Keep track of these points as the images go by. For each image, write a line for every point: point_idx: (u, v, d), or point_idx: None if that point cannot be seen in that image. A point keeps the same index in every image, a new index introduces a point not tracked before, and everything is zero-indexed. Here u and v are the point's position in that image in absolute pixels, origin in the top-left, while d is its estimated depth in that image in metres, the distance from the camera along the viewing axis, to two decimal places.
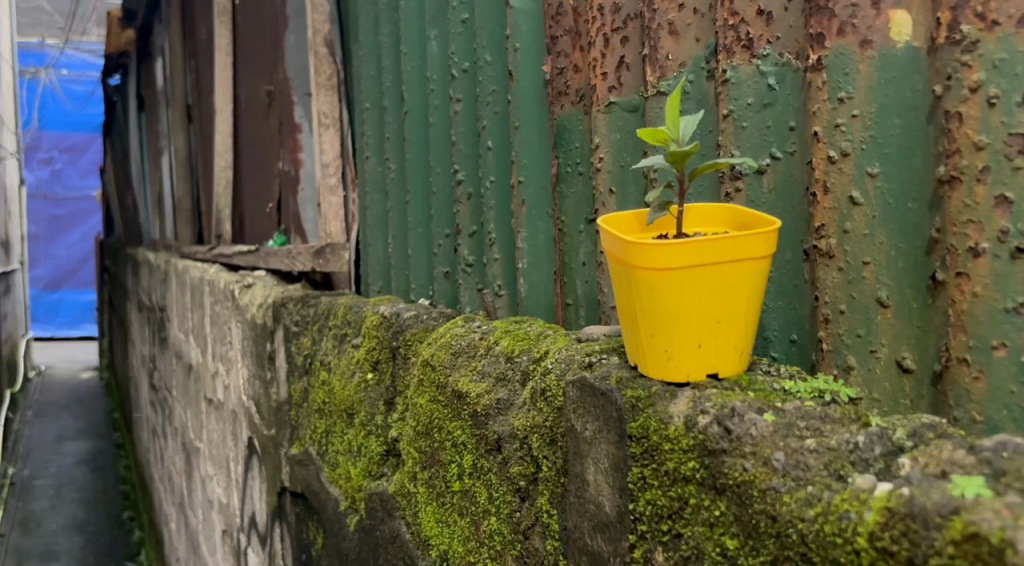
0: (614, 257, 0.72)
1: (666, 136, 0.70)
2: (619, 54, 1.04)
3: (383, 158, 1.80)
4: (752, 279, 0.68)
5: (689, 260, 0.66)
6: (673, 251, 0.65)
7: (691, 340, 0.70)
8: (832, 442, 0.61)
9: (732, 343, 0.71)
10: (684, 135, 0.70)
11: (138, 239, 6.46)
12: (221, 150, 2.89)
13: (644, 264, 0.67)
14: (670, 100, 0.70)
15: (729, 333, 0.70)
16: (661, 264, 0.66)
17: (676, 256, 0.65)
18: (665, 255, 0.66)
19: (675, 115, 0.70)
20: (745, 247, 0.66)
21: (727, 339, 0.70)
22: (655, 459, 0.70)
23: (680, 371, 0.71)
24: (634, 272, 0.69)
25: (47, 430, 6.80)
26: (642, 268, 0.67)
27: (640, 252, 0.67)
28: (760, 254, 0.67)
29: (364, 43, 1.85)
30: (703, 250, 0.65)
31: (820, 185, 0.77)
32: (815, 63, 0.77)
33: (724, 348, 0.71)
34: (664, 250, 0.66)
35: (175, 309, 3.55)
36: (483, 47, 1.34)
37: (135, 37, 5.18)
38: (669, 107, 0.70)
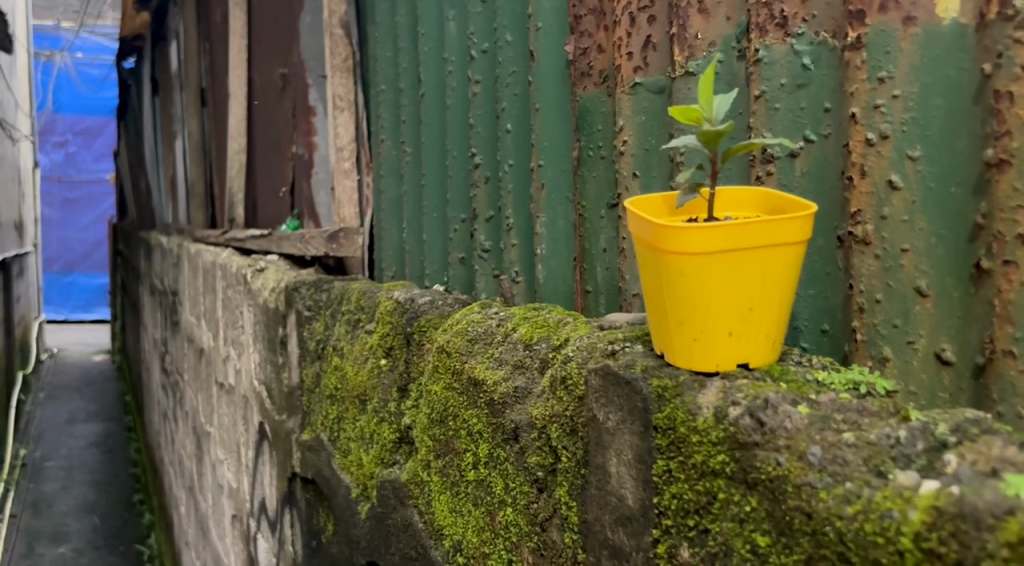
0: (642, 241, 0.69)
1: (698, 115, 0.67)
2: (646, 33, 1.00)
3: (399, 142, 1.77)
4: (786, 265, 0.66)
5: (721, 244, 0.63)
6: (704, 234, 0.63)
7: (721, 328, 0.67)
8: (872, 437, 0.58)
9: (765, 332, 0.68)
10: (719, 114, 0.67)
11: (149, 224, 6.47)
12: (235, 134, 2.88)
13: (674, 249, 0.65)
14: (704, 77, 0.66)
15: (760, 321, 0.67)
16: (691, 247, 0.64)
17: (709, 240, 0.63)
18: (695, 238, 0.63)
19: (709, 93, 0.67)
20: (780, 231, 0.64)
21: (758, 329, 0.68)
22: (682, 451, 0.67)
23: (711, 359, 0.68)
24: (663, 257, 0.66)
25: (59, 413, 6.83)
26: (673, 253, 0.65)
27: (670, 236, 0.64)
28: (796, 239, 0.65)
29: (381, 24, 1.82)
30: (736, 234, 0.63)
31: (857, 168, 0.73)
32: (854, 41, 0.73)
33: (755, 337, 0.68)
34: (697, 233, 0.63)
35: (187, 294, 3.55)
36: (503, 27, 1.31)
37: (151, 20, 5.18)
38: (703, 85, 0.67)
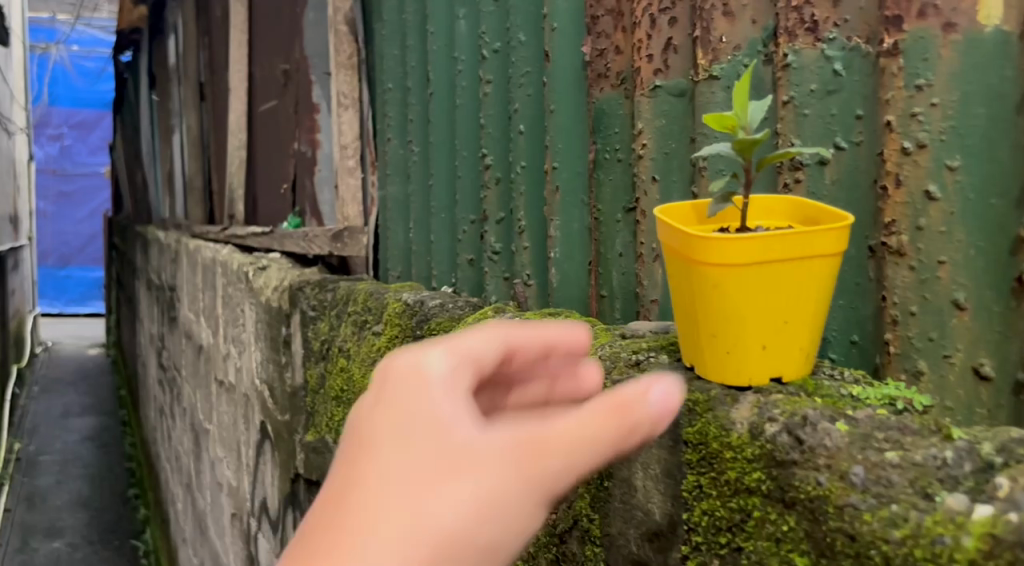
0: (673, 251, 0.68)
1: (732, 122, 0.66)
2: (667, 35, 0.98)
3: (406, 141, 1.75)
4: (822, 277, 0.64)
5: (756, 255, 0.61)
6: (739, 245, 0.61)
7: (754, 343, 0.65)
8: (918, 457, 0.56)
9: (799, 346, 0.66)
10: (753, 121, 0.66)
11: (146, 219, 6.44)
12: (235, 129, 2.85)
13: (707, 260, 0.63)
14: (739, 84, 0.65)
15: (795, 335, 0.65)
16: (725, 258, 0.62)
17: (744, 251, 0.61)
18: (730, 249, 0.61)
19: (744, 100, 0.65)
20: (818, 242, 0.62)
21: (793, 345, 0.66)
22: (714, 467, 0.66)
23: (744, 374, 0.67)
24: (695, 268, 0.64)
25: (53, 407, 6.79)
26: (706, 264, 0.63)
27: (703, 247, 0.63)
28: (831, 250, 0.63)
29: (388, 21, 1.80)
30: (772, 244, 0.61)
31: (893, 178, 0.71)
32: (890, 47, 0.71)
33: (789, 351, 0.66)
34: (731, 244, 0.61)
35: (186, 290, 3.52)
36: (516, 27, 1.29)
37: (148, 12, 5.14)
38: (737, 92, 0.66)
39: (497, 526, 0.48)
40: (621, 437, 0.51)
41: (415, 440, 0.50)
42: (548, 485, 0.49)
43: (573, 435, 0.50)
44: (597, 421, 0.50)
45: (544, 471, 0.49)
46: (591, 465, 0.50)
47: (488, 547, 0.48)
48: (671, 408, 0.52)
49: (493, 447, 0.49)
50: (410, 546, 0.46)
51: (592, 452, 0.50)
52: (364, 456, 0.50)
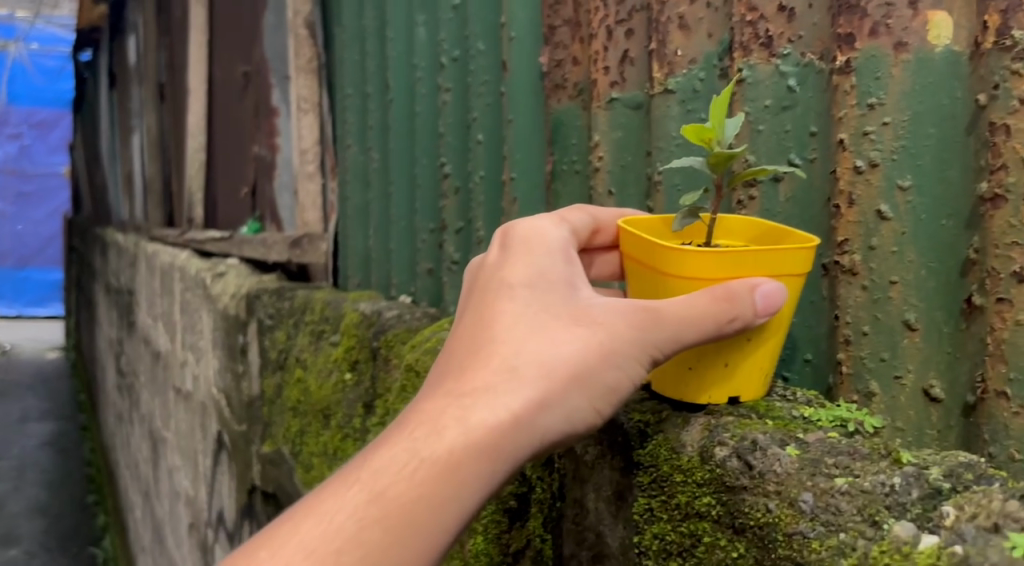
0: (644, 264, 0.71)
1: (710, 136, 0.66)
2: (623, 47, 0.97)
3: (365, 148, 1.73)
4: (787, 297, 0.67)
5: (725, 271, 0.65)
6: (712, 260, 0.65)
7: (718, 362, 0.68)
8: (866, 484, 0.55)
9: (758, 368, 0.68)
10: (728, 137, 0.67)
11: (105, 220, 6.34)
12: (194, 132, 2.81)
13: (673, 272, 0.67)
14: (718, 98, 0.66)
15: (758, 358, 0.68)
16: (697, 271, 0.66)
17: (716, 266, 0.65)
18: (702, 263, 0.65)
19: (722, 114, 0.66)
20: (785, 263, 0.65)
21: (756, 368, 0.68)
22: (665, 490, 0.65)
23: (704, 395, 0.68)
24: (667, 279, 0.68)
25: (10, 412, 6.67)
26: (678, 276, 0.67)
27: (677, 260, 0.67)
28: (796, 271, 0.66)
29: (347, 26, 1.77)
30: (743, 261, 0.65)
31: (845, 197, 0.71)
32: (843, 65, 0.71)
33: (750, 371, 0.68)
34: (705, 258, 0.65)
35: (144, 294, 3.46)
36: (475, 35, 1.27)
37: (108, 9, 5.07)
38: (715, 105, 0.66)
39: (610, 371, 0.65)
40: (724, 316, 0.64)
41: (550, 301, 0.69)
42: (652, 345, 0.65)
43: (680, 306, 0.64)
44: (704, 300, 0.64)
45: (654, 328, 0.64)
46: (697, 333, 0.64)
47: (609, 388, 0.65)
48: (773, 307, 0.64)
49: (614, 310, 0.66)
50: (548, 375, 0.64)
51: (697, 326, 0.64)
52: (512, 310, 0.68)
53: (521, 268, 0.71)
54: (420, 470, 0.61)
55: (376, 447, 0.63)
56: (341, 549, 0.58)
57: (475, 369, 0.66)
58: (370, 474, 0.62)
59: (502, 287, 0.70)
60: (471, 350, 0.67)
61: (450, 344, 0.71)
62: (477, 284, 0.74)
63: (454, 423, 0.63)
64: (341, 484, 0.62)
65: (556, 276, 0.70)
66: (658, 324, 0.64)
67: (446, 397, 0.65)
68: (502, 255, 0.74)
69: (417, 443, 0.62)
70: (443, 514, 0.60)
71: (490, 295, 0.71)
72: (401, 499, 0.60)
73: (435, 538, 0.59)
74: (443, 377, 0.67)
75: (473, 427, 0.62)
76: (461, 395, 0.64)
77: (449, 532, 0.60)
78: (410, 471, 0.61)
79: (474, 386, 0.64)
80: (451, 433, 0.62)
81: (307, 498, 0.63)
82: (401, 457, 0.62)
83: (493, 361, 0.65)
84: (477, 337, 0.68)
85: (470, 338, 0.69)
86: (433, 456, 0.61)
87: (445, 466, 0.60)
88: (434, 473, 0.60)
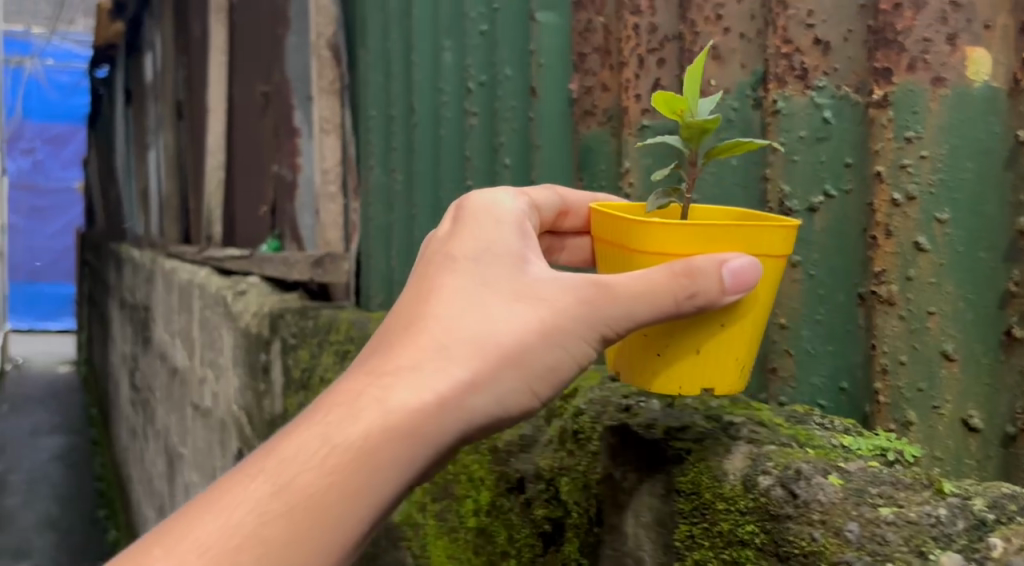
0: (613, 242, 0.73)
1: (681, 108, 0.67)
2: (654, 76, 0.99)
3: (388, 169, 1.75)
4: (767, 280, 0.68)
5: (692, 245, 0.66)
6: (678, 234, 0.66)
7: (689, 346, 0.69)
8: (911, 514, 0.56)
9: (734, 358, 0.70)
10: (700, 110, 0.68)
11: (118, 235, 6.38)
12: (214, 150, 2.85)
13: (642, 247, 0.68)
14: (690, 70, 0.67)
15: (732, 346, 0.69)
16: (663, 246, 0.67)
17: (682, 239, 0.66)
18: (669, 236, 0.66)
19: (694, 88, 0.67)
20: (762, 240, 0.66)
21: (726, 351, 0.70)
22: (707, 517, 0.66)
23: (674, 382, 0.70)
24: (634, 257, 0.69)
25: (22, 426, 6.69)
26: (644, 251, 0.68)
27: (642, 233, 0.67)
28: (774, 251, 0.67)
29: (372, 49, 1.80)
30: (711, 235, 0.66)
31: (883, 228, 0.72)
32: (881, 99, 0.72)
33: (725, 360, 0.70)
34: (670, 232, 0.66)
35: (161, 311, 3.49)
36: (503, 61, 1.29)
37: (125, 28, 5.14)
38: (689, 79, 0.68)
39: (546, 351, 0.66)
40: (683, 292, 0.64)
41: (492, 272, 0.70)
42: (590, 325, 0.66)
43: (635, 282, 0.65)
44: (662, 273, 0.64)
45: (607, 304, 0.65)
46: (647, 306, 0.65)
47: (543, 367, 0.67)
48: (741, 284, 0.64)
49: (553, 287, 0.67)
50: (479, 356, 0.66)
51: (649, 300, 0.64)
52: (449, 285, 0.70)
53: (465, 239, 0.72)
54: (333, 458, 0.62)
55: (293, 428, 0.65)
56: (246, 540, 0.59)
57: (402, 349, 0.67)
58: (283, 459, 0.63)
59: (443, 261, 0.71)
60: (402, 328, 0.69)
61: (387, 317, 0.72)
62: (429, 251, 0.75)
63: (372, 406, 0.64)
64: (254, 470, 0.63)
65: (498, 251, 0.71)
66: (613, 298, 0.65)
67: (371, 377, 0.66)
68: (455, 224, 0.75)
69: (332, 427, 0.64)
70: (356, 500, 0.62)
71: (433, 268, 0.72)
72: (309, 490, 0.61)
73: (345, 524, 0.62)
74: (373, 353, 0.69)
75: (391, 413, 0.64)
76: (385, 375, 0.66)
77: (362, 517, 0.62)
78: (323, 457, 0.62)
79: (400, 366, 0.66)
80: (368, 418, 0.63)
81: (214, 485, 0.64)
82: (315, 442, 0.63)
83: (420, 341, 0.67)
84: (411, 311, 0.69)
85: (405, 316, 0.70)
86: (346, 442, 0.63)
87: (359, 452, 0.62)
88: (346, 459, 0.62)
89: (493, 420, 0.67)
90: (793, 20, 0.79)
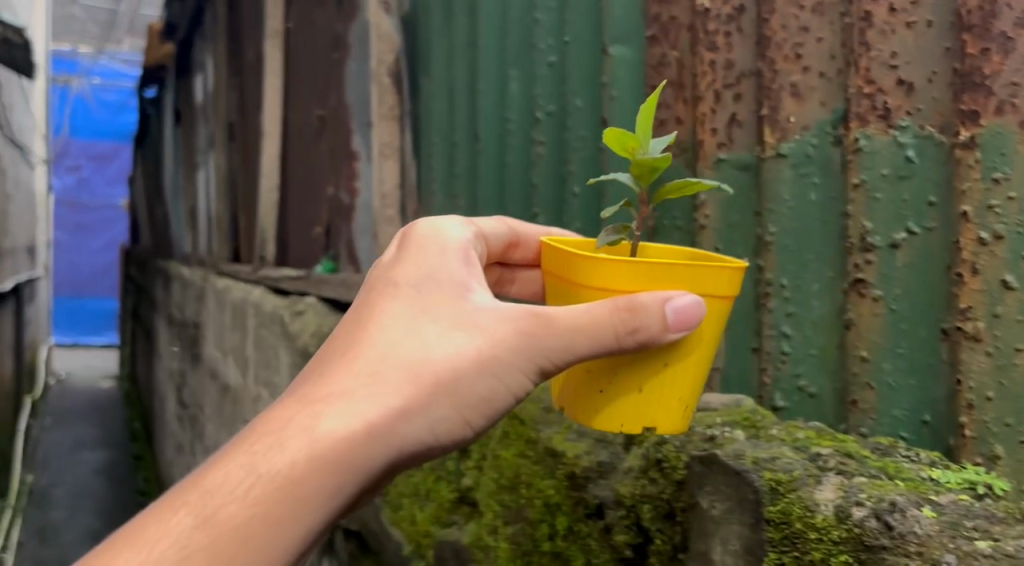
0: (562, 274, 0.76)
1: (635, 145, 0.71)
2: (731, 110, 1.01)
3: (450, 194, 1.79)
4: (712, 319, 0.72)
5: (634, 282, 0.70)
6: (621, 271, 0.70)
7: (632, 385, 0.74)
8: (1010, 547, 0.58)
9: (675, 399, 0.74)
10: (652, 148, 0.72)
11: (163, 252, 6.50)
12: (268, 172, 2.91)
13: (588, 282, 0.72)
14: (643, 111, 0.71)
15: (674, 386, 0.74)
16: (608, 281, 0.70)
17: (627, 276, 0.69)
18: (615, 274, 0.70)
19: (647, 128, 0.71)
20: (707, 281, 0.70)
21: (668, 388, 0.74)
22: (798, 546, 0.68)
23: (612, 417, 0.75)
24: (581, 291, 0.73)
25: (65, 440, 6.80)
26: (590, 285, 0.72)
27: (590, 269, 0.71)
28: (719, 292, 0.71)
29: (436, 77, 1.84)
30: (657, 275, 0.69)
31: (969, 266, 0.74)
32: (967, 140, 0.74)
33: (667, 401, 0.74)
34: (615, 269, 0.70)
35: (212, 329, 3.55)
36: (574, 93, 1.33)
37: (176, 49, 5.26)
38: (643, 118, 0.71)
39: (479, 379, 0.69)
40: (626, 327, 0.67)
41: (428, 300, 0.72)
42: (523, 354, 0.68)
43: (577, 315, 0.67)
44: (605, 308, 0.67)
45: (545, 333, 0.68)
46: (591, 339, 0.67)
47: (476, 393, 0.69)
48: (683, 321, 0.67)
49: (487, 319, 0.70)
50: (413, 383, 0.68)
51: (590, 333, 0.67)
52: (386, 314, 0.72)
53: (407, 267, 0.76)
54: (256, 490, 0.63)
55: (220, 459, 0.66)
56: None
57: (334, 377, 0.69)
58: (207, 492, 0.64)
59: (383, 290, 0.74)
60: (336, 358, 0.71)
61: (321, 350, 0.74)
62: (369, 284, 0.78)
63: (298, 435, 0.65)
64: (177, 503, 0.64)
65: (443, 277, 0.74)
66: (552, 330, 0.68)
67: (300, 405, 0.68)
68: (396, 259, 0.78)
69: (257, 458, 0.65)
70: (282, 531, 0.63)
71: (372, 301, 0.75)
72: (233, 522, 0.62)
73: (268, 556, 0.62)
74: (306, 383, 0.71)
75: (316, 442, 0.65)
76: (313, 403, 0.67)
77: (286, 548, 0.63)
78: (247, 487, 0.63)
79: (331, 392, 0.68)
80: (293, 447, 0.64)
81: (137, 518, 0.65)
82: (241, 472, 0.64)
83: (353, 370, 0.69)
84: (347, 338, 0.72)
85: (340, 346, 0.72)
86: (273, 470, 0.64)
87: (286, 479, 0.63)
88: (270, 490, 0.63)
89: (422, 446, 0.69)
90: (875, 61, 0.81)
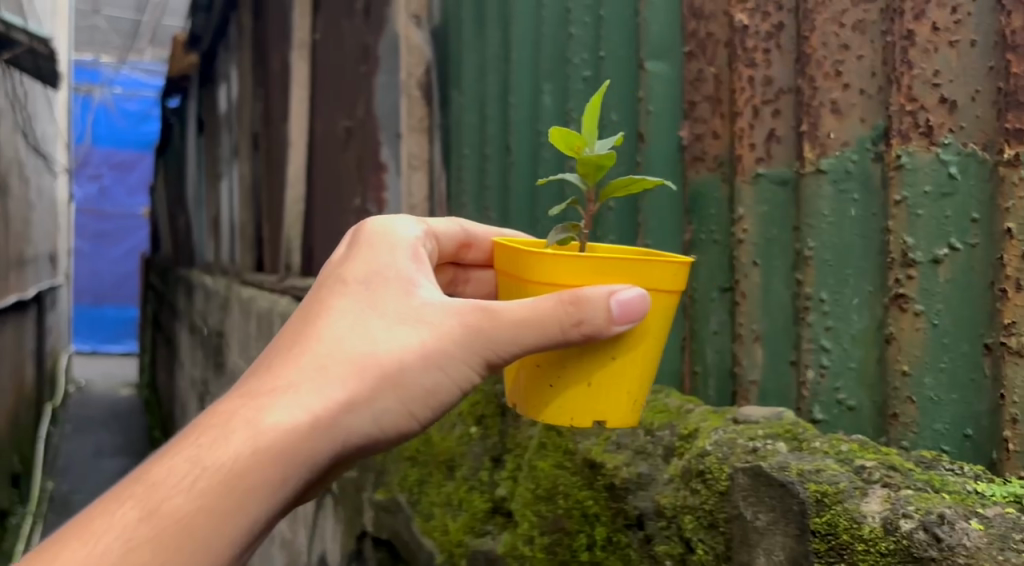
0: (513, 274, 0.83)
1: (580, 145, 0.80)
2: (769, 126, 1.02)
3: (480, 206, 1.80)
4: (656, 311, 0.79)
5: (575, 276, 0.76)
6: (565, 267, 0.76)
7: (582, 378, 0.81)
8: None
9: (624, 392, 0.81)
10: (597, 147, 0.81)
11: (185, 260, 6.54)
12: (295, 182, 2.94)
13: (537, 278, 0.79)
14: (588, 114, 0.81)
15: (619, 380, 0.80)
16: (554, 277, 0.77)
17: (570, 270, 0.76)
18: (559, 269, 0.77)
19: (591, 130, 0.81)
20: (649, 275, 0.77)
21: (614, 379, 0.80)
22: (845, 557, 0.69)
23: (562, 408, 0.82)
24: (529, 286, 0.80)
25: (86, 447, 6.84)
26: (537, 280, 0.79)
27: (537, 266, 0.78)
28: (662, 286, 0.78)
29: (467, 89, 1.86)
30: (599, 269, 0.75)
31: (1013, 282, 0.75)
32: (1012, 157, 0.76)
33: (616, 394, 0.81)
34: (560, 265, 0.76)
35: (236, 338, 3.58)
36: (608, 107, 1.34)
37: (200, 59, 5.31)
38: (588, 120, 0.81)
39: (421, 373, 0.76)
40: (570, 320, 0.74)
41: (373, 299, 0.79)
42: (463, 350, 0.76)
43: (520, 311, 0.74)
44: (552, 303, 0.74)
45: (493, 330, 0.75)
46: (534, 333, 0.75)
47: (417, 388, 0.76)
48: (627, 315, 0.74)
49: (429, 319, 0.77)
50: (359, 376, 0.75)
51: (534, 328, 0.74)
52: (332, 313, 0.79)
53: (356, 267, 0.83)
54: (204, 479, 0.67)
55: (166, 454, 0.70)
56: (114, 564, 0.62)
57: (282, 372, 0.75)
58: (153, 483, 0.67)
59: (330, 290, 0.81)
60: (285, 354, 0.77)
61: (269, 346, 0.80)
62: (318, 283, 0.85)
63: (245, 427, 0.70)
64: (125, 495, 0.67)
65: (388, 276, 0.81)
66: (498, 324, 0.75)
67: (249, 398, 0.73)
68: (341, 262, 0.85)
69: (203, 450, 0.69)
70: (232, 517, 0.67)
71: (320, 298, 0.82)
72: (179, 509, 0.66)
73: (217, 541, 0.66)
74: (252, 377, 0.76)
75: (263, 433, 0.70)
76: (260, 397, 0.73)
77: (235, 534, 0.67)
78: (194, 479, 0.67)
79: (279, 386, 0.74)
80: (240, 438, 0.69)
81: (86, 510, 0.68)
82: (186, 465, 0.68)
83: (301, 364, 0.75)
84: (296, 335, 0.78)
85: (288, 342, 0.79)
86: (218, 463, 0.68)
87: (230, 471, 0.68)
88: (218, 479, 0.67)
89: (364, 437, 0.75)
90: (918, 79, 0.83)
